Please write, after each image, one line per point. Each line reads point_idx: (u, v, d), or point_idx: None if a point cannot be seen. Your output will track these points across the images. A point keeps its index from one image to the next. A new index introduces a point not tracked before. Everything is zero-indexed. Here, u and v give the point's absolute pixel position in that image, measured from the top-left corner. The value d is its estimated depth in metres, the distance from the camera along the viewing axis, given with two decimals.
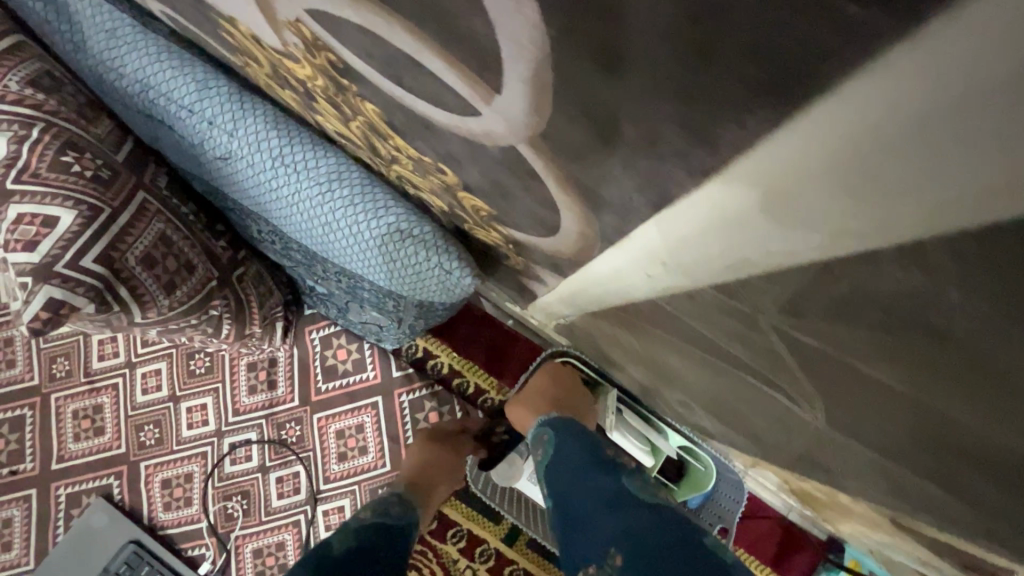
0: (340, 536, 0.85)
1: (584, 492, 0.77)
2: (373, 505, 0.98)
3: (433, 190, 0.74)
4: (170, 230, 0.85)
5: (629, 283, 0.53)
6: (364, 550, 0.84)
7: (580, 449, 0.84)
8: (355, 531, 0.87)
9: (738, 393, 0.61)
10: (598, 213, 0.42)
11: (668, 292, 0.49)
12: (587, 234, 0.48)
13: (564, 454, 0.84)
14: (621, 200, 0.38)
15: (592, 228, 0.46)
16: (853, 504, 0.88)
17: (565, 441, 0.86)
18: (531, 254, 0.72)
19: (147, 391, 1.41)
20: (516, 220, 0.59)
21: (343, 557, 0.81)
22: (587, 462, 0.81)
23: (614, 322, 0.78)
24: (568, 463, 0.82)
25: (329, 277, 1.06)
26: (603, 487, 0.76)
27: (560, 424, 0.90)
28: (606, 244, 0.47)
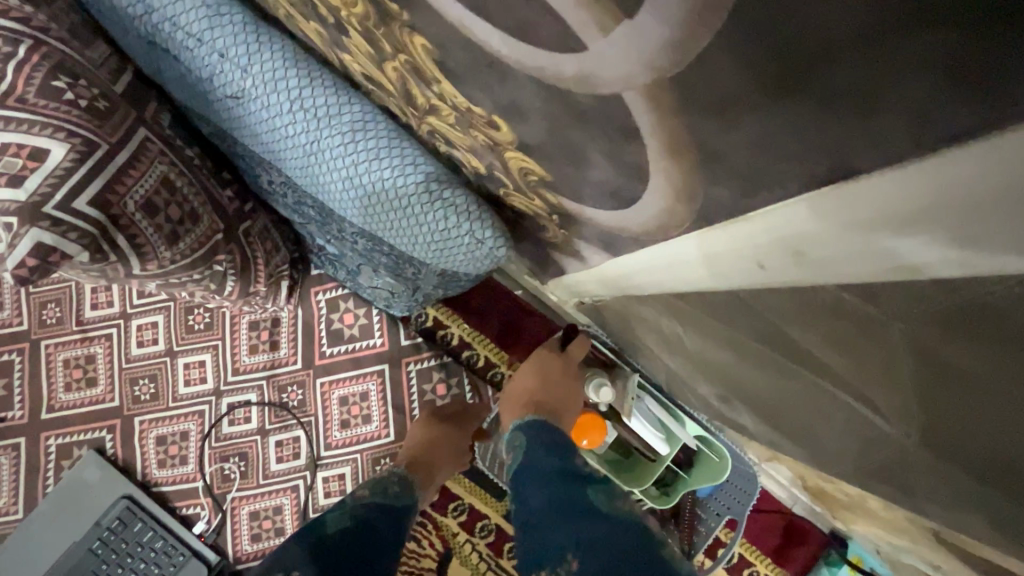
0: (336, 513, 0.82)
1: (546, 498, 0.78)
2: (371, 482, 0.92)
3: (473, 149, 0.66)
4: (175, 174, 0.77)
5: (710, 271, 0.46)
6: (361, 530, 0.81)
7: (550, 459, 0.81)
8: (351, 509, 0.84)
9: (805, 397, 0.55)
10: (706, 186, 0.35)
11: (758, 286, 0.42)
12: (676, 211, 0.41)
13: (533, 462, 0.82)
14: (749, 172, 0.31)
15: (686, 205, 0.39)
16: (886, 512, 0.84)
17: (538, 450, 0.83)
18: (579, 227, 0.65)
19: (142, 344, 1.34)
20: (576, 189, 0.52)
21: (337, 534, 0.78)
22: (554, 470, 0.80)
23: (659, 309, 0.71)
24: (536, 472, 0.81)
25: (344, 238, 0.99)
26: (565, 495, 0.77)
27: (534, 430, 0.86)
28: (698, 225, 0.40)
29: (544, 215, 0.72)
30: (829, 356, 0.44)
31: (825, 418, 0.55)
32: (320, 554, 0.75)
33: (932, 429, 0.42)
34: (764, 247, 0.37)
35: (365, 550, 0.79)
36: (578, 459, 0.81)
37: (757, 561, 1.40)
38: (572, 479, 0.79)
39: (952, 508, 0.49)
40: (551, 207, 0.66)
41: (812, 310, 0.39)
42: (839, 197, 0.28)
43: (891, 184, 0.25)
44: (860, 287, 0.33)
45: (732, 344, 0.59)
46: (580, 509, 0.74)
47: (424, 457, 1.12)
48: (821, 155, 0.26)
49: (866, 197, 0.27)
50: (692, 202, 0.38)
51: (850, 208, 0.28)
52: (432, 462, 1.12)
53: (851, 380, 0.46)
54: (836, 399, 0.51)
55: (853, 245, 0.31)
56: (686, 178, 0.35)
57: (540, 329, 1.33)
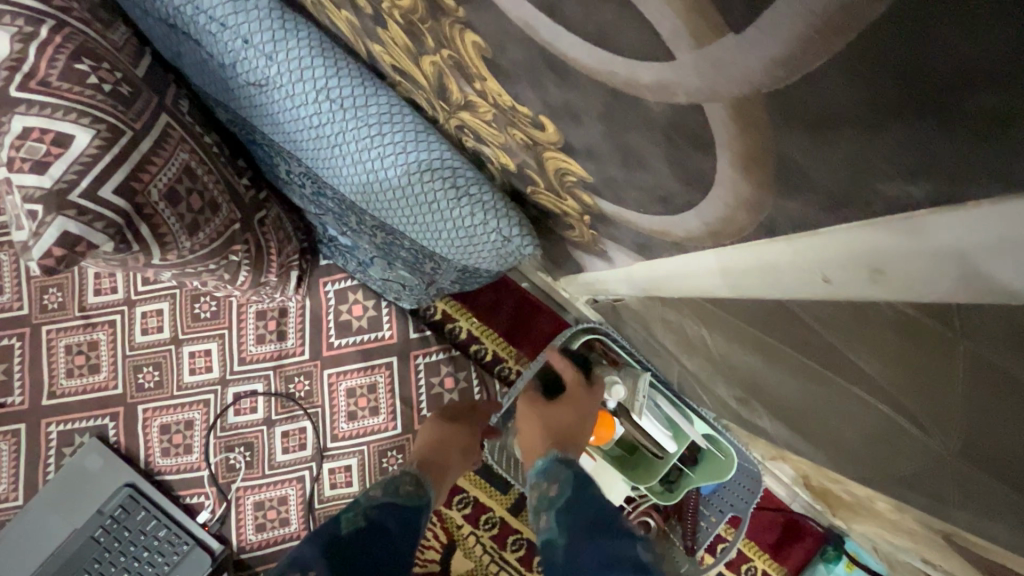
0: (350, 513, 0.81)
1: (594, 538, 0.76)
2: (383, 479, 0.93)
3: (507, 147, 0.66)
4: (197, 163, 0.75)
5: (761, 281, 0.46)
6: (374, 529, 0.80)
7: (594, 501, 0.82)
8: (363, 507, 0.83)
9: (839, 405, 0.56)
10: (778, 200, 0.34)
11: (808, 297, 0.42)
12: (735, 221, 0.41)
13: (578, 500, 0.83)
14: (832, 190, 0.30)
15: (749, 216, 0.39)
16: (895, 513, 0.86)
17: (582, 487, 0.85)
18: (613, 229, 0.64)
19: (147, 331, 1.32)
20: (622, 192, 0.52)
21: (351, 534, 0.78)
22: (598, 516, 0.80)
23: (685, 312, 0.71)
24: (579, 510, 0.81)
25: (361, 230, 0.97)
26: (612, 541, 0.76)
27: (574, 468, 0.89)
28: (758, 235, 0.40)
29: (574, 215, 0.71)
30: (877, 370, 0.45)
31: (857, 425, 0.56)
32: (333, 553, 0.74)
33: (976, 443, 0.43)
34: (824, 260, 0.37)
35: (378, 549, 0.78)
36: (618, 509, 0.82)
37: (756, 557, 1.42)
38: (618, 527, 0.78)
39: (983, 516, 0.50)
40: (584, 209, 0.66)
41: (871, 325, 0.39)
42: (933, 219, 0.28)
43: (997, 213, 0.25)
44: (933, 308, 0.33)
45: (766, 351, 0.59)
46: (629, 558, 0.73)
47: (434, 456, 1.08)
48: (919, 180, 0.26)
49: (965, 224, 0.26)
50: (757, 213, 0.37)
51: (940, 230, 0.28)
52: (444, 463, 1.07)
53: (895, 393, 0.46)
54: (873, 409, 0.51)
55: (933, 266, 0.31)
56: (757, 191, 0.35)
57: (549, 324, 1.34)
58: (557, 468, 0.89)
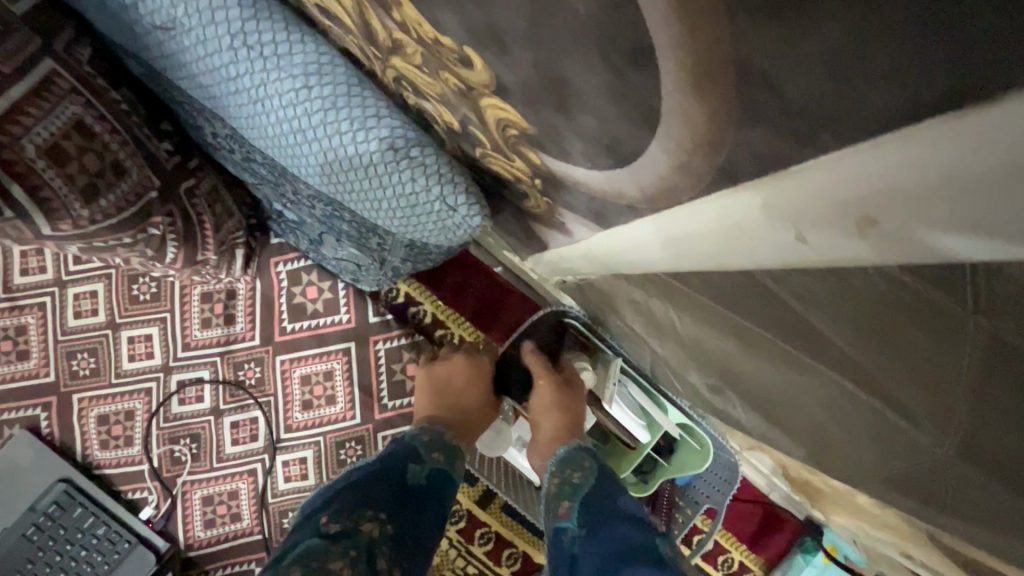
0: (416, 465, 0.81)
1: (613, 538, 0.71)
2: (436, 431, 0.87)
3: (445, 99, 0.57)
4: (93, 120, 0.68)
5: (726, 244, 0.38)
6: (432, 495, 0.80)
7: (618, 497, 0.78)
8: (433, 467, 0.83)
9: (816, 392, 0.49)
10: (737, 129, 0.26)
11: (780, 265, 0.35)
12: (690, 168, 0.32)
13: (602, 496, 0.78)
14: (809, 105, 0.22)
15: (707, 160, 0.30)
16: (876, 507, 0.80)
17: (606, 483, 0.80)
18: (565, 194, 0.56)
19: (80, 315, 1.22)
20: (564, 144, 0.43)
21: (413, 489, 0.78)
22: (621, 512, 0.75)
23: (651, 291, 0.64)
24: (600, 507, 0.76)
25: (300, 202, 0.88)
26: (632, 538, 0.71)
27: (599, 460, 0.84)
28: (718, 184, 0.32)
29: (526, 180, 0.63)
30: (861, 353, 0.37)
31: (836, 416, 0.49)
32: (397, 503, 0.74)
33: (976, 442, 0.36)
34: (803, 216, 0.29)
35: (428, 512, 0.77)
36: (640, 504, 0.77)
37: (732, 547, 1.38)
38: (641, 527, 0.73)
39: (979, 523, 0.43)
40: (534, 171, 0.57)
41: (855, 296, 0.32)
42: (952, 137, 0.20)
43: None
44: (933, 270, 0.25)
45: (737, 332, 0.52)
46: (651, 558, 0.69)
47: (455, 405, 1.03)
48: (931, 69, 0.18)
49: (997, 141, 0.18)
50: (714, 154, 0.29)
51: (961, 154, 0.20)
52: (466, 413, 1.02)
53: (881, 379, 0.39)
54: (857, 399, 0.44)
55: (937, 210, 0.23)
56: (711, 119, 0.27)
57: (521, 309, 1.25)
58: (581, 455, 0.84)
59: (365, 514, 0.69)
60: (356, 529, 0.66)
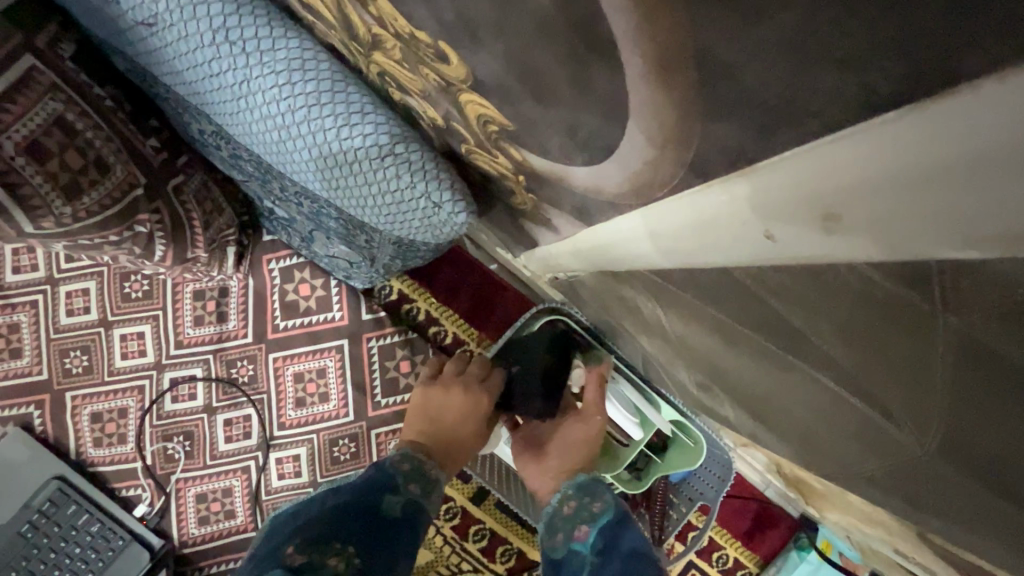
0: (392, 497, 0.82)
1: (619, 563, 0.75)
2: (415, 461, 0.88)
3: (427, 94, 0.56)
4: (77, 116, 0.68)
5: (703, 238, 0.37)
6: (406, 528, 0.80)
7: (630, 527, 0.80)
8: (409, 499, 0.83)
9: (800, 389, 0.49)
10: (704, 119, 0.26)
11: (755, 262, 0.34)
12: (662, 161, 0.32)
13: (614, 524, 0.81)
14: (771, 92, 0.22)
15: (678, 152, 0.30)
16: (866, 504, 0.80)
17: (623, 517, 0.82)
18: (549, 191, 0.56)
19: (72, 313, 1.22)
20: (541, 138, 0.43)
21: (388, 519, 0.79)
22: (631, 542, 0.78)
23: (638, 288, 0.63)
24: (611, 534, 0.80)
25: (288, 199, 0.87)
26: (639, 565, 0.74)
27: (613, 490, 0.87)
28: (690, 178, 0.31)
29: (510, 176, 0.62)
30: (838, 349, 0.37)
31: (820, 415, 0.49)
32: (367, 535, 0.75)
33: (953, 440, 0.35)
34: (774, 210, 0.29)
35: (399, 544, 0.78)
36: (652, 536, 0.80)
37: (726, 543, 1.37)
38: (649, 558, 0.75)
39: (962, 524, 0.43)
40: (517, 167, 0.56)
41: (829, 292, 0.31)
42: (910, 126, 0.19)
43: (1004, 100, 0.16)
44: (903, 265, 0.25)
45: (721, 329, 0.51)
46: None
47: (444, 436, 0.95)
48: (881, 56, 0.18)
49: (955, 124, 0.18)
50: (683, 145, 0.29)
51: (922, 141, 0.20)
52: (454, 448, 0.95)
53: (860, 376, 0.38)
54: (838, 396, 0.44)
55: (909, 201, 0.22)
56: (678, 108, 0.27)
57: (515, 306, 1.25)
58: (596, 486, 0.88)
59: (331, 548, 0.71)
60: (321, 563, 0.69)
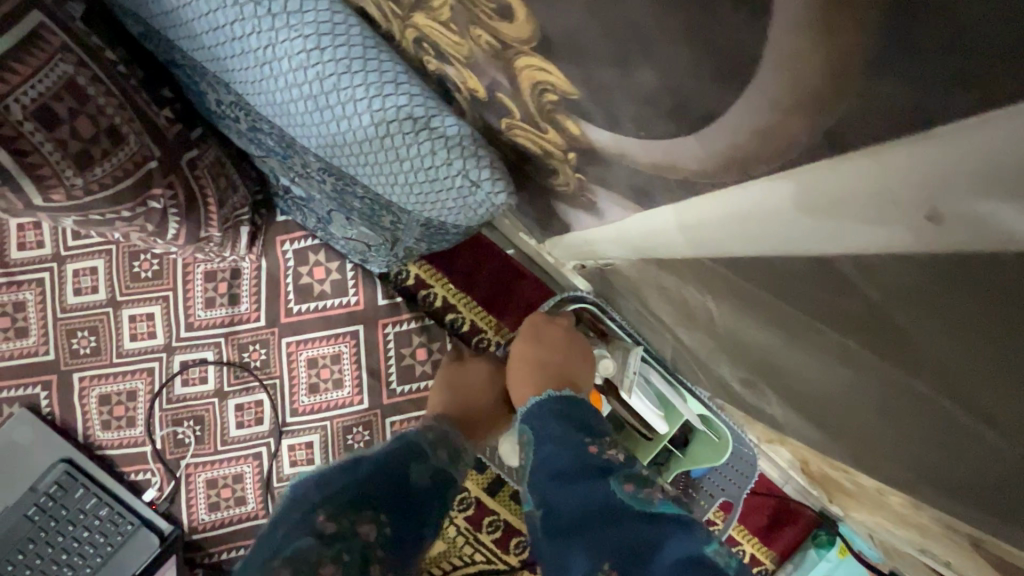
0: (421, 464, 0.72)
1: (561, 506, 0.62)
2: (442, 430, 0.79)
3: (473, 61, 0.52)
4: (87, 80, 0.64)
5: (812, 219, 0.33)
6: (435, 499, 0.71)
7: (562, 450, 0.66)
8: (438, 466, 0.74)
9: (878, 393, 0.45)
10: (878, 70, 0.22)
11: (882, 250, 0.30)
12: (787, 127, 0.28)
13: (544, 460, 0.66)
14: (988, 27, 0.18)
15: (820, 115, 0.26)
16: (912, 509, 0.76)
17: (545, 443, 0.68)
18: (602, 170, 0.51)
19: (79, 292, 1.18)
20: (615, 108, 0.39)
21: (416, 487, 0.70)
22: (565, 470, 0.64)
23: (689, 280, 0.59)
24: (546, 473, 0.65)
25: (310, 176, 0.83)
26: (584, 493, 0.61)
27: (535, 412, 0.72)
28: (822, 144, 0.28)
29: (557, 155, 0.58)
30: (951, 355, 0.33)
31: (894, 419, 0.45)
32: (398, 505, 0.67)
33: None
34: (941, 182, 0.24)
35: (429, 515, 0.70)
36: (588, 445, 0.66)
37: (745, 542, 1.34)
38: (592, 475, 0.63)
39: None
40: (569, 143, 0.52)
41: (970, 288, 0.27)
42: None
43: None
44: None
45: (789, 326, 0.47)
46: (609, 511, 0.59)
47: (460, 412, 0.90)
48: None
49: None
50: (834, 102, 0.25)
51: None
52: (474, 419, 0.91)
53: (970, 385, 0.34)
54: (927, 400, 0.40)
55: None
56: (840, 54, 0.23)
57: (534, 293, 1.21)
58: (516, 424, 0.73)
59: (363, 514, 0.63)
60: (353, 531, 0.60)
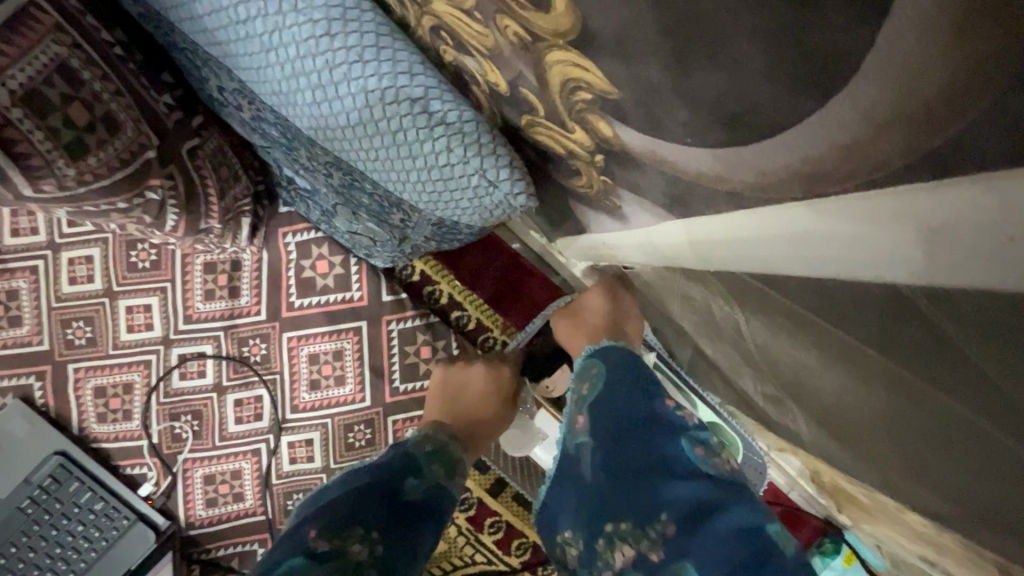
0: (413, 479, 0.69)
1: (632, 450, 0.60)
2: (438, 444, 0.76)
3: (496, 53, 0.48)
4: (81, 64, 0.60)
5: (888, 241, 0.30)
6: (432, 515, 0.68)
7: (639, 401, 0.63)
8: (432, 481, 0.71)
9: (930, 428, 0.41)
10: (1012, 87, 0.19)
11: (976, 283, 0.27)
12: (879, 141, 0.26)
13: (617, 404, 0.63)
14: None
15: (925, 135, 0.24)
16: (936, 532, 0.73)
17: (621, 387, 0.64)
18: (633, 175, 0.48)
19: (74, 281, 1.15)
20: (662, 110, 0.35)
21: (408, 505, 0.66)
22: (640, 417, 0.62)
23: (719, 291, 0.55)
24: (614, 418, 0.62)
25: (316, 168, 0.79)
26: (653, 447, 0.60)
27: (619, 358, 0.67)
28: (919, 161, 0.25)
29: (582, 156, 0.54)
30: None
31: (946, 455, 0.42)
32: (390, 518, 0.64)
33: None
34: None
35: (425, 534, 0.66)
36: (668, 401, 0.63)
37: None
38: (665, 433, 0.61)
39: None
40: (597, 144, 0.48)
41: None
42: None
43: None
44: None
45: (833, 349, 0.44)
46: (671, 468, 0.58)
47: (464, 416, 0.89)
48: None
49: None
50: (946, 118, 0.22)
51: None
52: (476, 423, 0.88)
53: None
54: (982, 446, 0.36)
55: None
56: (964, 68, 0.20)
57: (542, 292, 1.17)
58: (590, 361, 0.68)
59: (354, 532, 0.60)
60: (342, 551, 0.58)
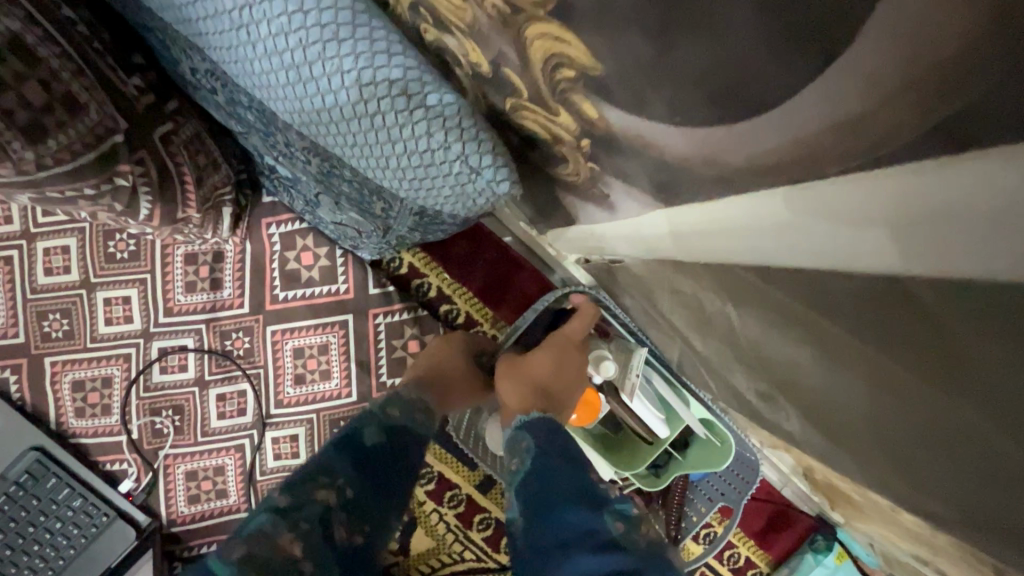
0: (371, 427, 0.67)
1: (553, 525, 0.59)
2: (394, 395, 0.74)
3: (476, 29, 0.45)
4: (37, 40, 0.57)
5: (891, 228, 0.28)
6: (398, 455, 0.67)
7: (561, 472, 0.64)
8: (391, 424, 0.69)
9: (929, 431, 0.39)
10: None
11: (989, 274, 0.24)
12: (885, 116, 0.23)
13: (540, 481, 0.64)
14: None
15: (938, 105, 0.21)
16: (934, 534, 0.70)
17: (544, 458, 0.67)
18: (620, 160, 0.45)
19: (51, 272, 1.12)
20: (649, 87, 0.33)
21: (374, 451, 0.65)
22: (561, 491, 0.62)
23: (712, 285, 0.53)
24: (538, 496, 0.63)
25: (294, 156, 0.76)
26: (564, 524, 0.58)
27: (542, 428, 0.70)
28: (930, 135, 0.22)
29: (569, 141, 0.51)
30: None
31: (945, 458, 0.39)
32: (357, 465, 0.62)
33: None
34: None
35: (394, 476, 0.65)
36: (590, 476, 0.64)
37: (746, 549, 1.24)
38: (582, 503, 0.60)
39: None
40: (583, 128, 0.46)
41: None
42: None
43: None
44: None
45: (830, 347, 0.41)
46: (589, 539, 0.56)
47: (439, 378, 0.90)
48: None
49: None
50: (960, 86, 0.20)
51: None
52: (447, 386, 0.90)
53: None
54: (986, 451, 0.34)
55: None
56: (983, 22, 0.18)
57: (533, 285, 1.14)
58: (520, 436, 0.71)
59: (322, 479, 0.58)
60: (309, 500, 0.55)
